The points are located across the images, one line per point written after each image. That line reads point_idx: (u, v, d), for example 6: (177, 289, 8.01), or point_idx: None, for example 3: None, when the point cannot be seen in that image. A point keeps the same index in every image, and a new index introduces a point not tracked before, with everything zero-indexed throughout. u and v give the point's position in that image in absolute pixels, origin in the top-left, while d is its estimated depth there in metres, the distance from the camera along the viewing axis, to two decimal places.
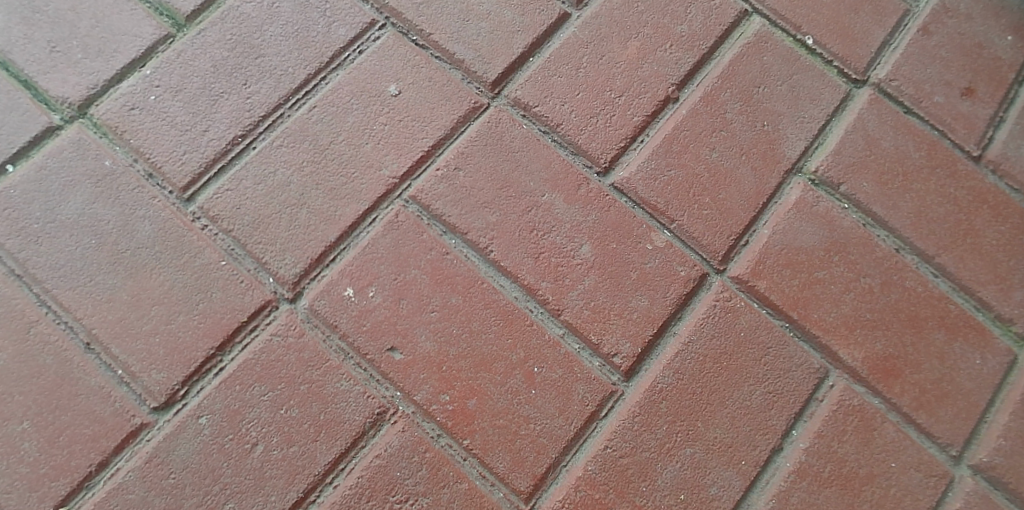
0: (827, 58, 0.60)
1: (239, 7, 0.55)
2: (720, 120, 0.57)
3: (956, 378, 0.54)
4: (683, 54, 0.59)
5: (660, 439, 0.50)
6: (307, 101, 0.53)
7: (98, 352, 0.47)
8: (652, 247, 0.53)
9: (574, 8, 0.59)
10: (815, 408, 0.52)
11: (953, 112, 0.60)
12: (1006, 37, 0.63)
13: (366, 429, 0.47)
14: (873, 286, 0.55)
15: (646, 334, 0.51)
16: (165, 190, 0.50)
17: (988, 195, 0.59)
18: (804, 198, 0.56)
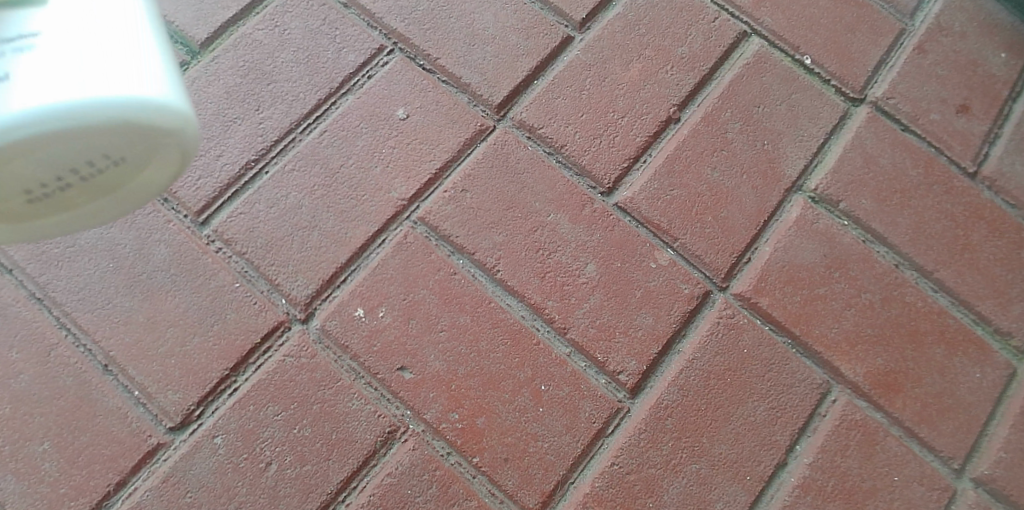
0: (826, 78, 0.62)
1: (251, 34, 0.56)
2: (721, 140, 0.58)
3: (956, 392, 0.55)
4: (684, 75, 0.60)
5: (666, 456, 0.50)
6: (318, 126, 0.54)
7: (115, 373, 0.48)
8: (655, 265, 0.54)
9: (577, 31, 0.60)
10: (817, 422, 0.53)
11: (949, 129, 0.61)
12: (1000, 54, 0.64)
13: (378, 448, 0.48)
14: (873, 301, 0.56)
15: (651, 351, 0.52)
16: (180, 214, 0.51)
17: (985, 210, 0.60)
18: (804, 216, 0.57)
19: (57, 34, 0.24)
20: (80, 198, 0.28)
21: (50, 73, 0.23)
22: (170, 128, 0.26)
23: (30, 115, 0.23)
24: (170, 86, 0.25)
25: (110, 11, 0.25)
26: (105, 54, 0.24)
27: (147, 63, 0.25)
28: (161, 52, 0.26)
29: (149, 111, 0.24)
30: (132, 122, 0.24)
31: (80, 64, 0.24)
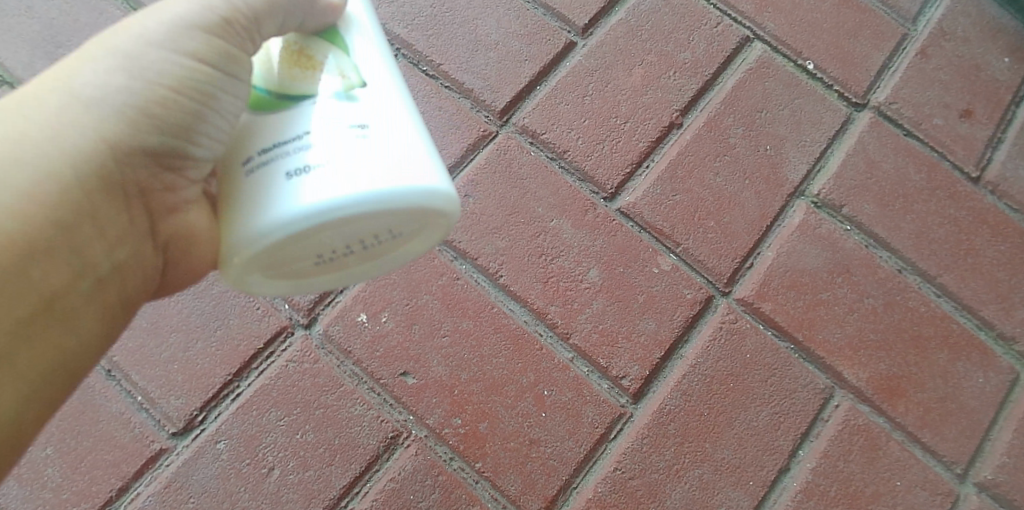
0: (828, 83, 0.62)
1: None
2: (724, 145, 0.58)
3: (959, 397, 0.55)
4: (686, 81, 0.60)
5: (669, 461, 0.50)
6: None
7: (119, 378, 0.48)
8: (658, 270, 0.54)
9: (580, 37, 0.60)
10: (820, 428, 0.53)
11: (952, 133, 0.61)
12: (1003, 59, 0.64)
13: (380, 453, 0.48)
14: (876, 306, 0.56)
15: (654, 357, 0.52)
16: None
17: (988, 214, 0.60)
18: (807, 221, 0.57)
19: (350, 129, 0.29)
20: (351, 264, 0.34)
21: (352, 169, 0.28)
22: (424, 206, 0.29)
23: (329, 195, 0.28)
24: (440, 177, 0.30)
25: (389, 111, 0.31)
26: (379, 146, 0.29)
27: (410, 152, 0.30)
28: (424, 143, 0.31)
29: (408, 191, 0.29)
30: (392, 202, 0.28)
31: (360, 154, 0.29)
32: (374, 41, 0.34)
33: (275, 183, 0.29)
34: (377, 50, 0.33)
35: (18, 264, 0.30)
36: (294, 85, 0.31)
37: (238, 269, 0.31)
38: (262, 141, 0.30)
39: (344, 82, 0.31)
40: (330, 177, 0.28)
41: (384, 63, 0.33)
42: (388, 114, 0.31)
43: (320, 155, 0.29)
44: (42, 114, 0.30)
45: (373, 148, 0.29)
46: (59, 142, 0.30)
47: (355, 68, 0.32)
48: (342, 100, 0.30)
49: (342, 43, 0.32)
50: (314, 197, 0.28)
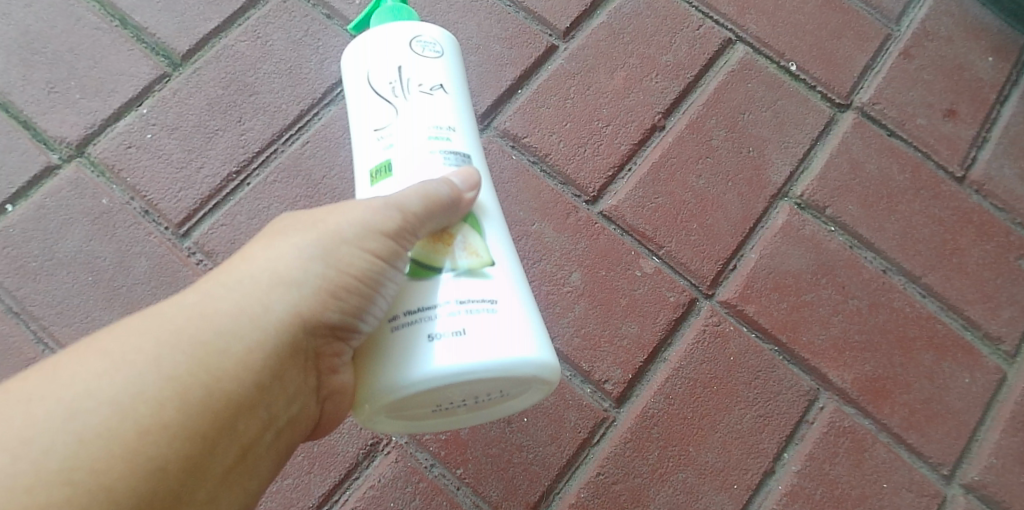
0: (811, 84, 0.62)
1: (233, 45, 0.56)
2: (706, 147, 0.58)
3: (945, 398, 0.55)
4: (669, 83, 0.60)
5: (652, 465, 0.50)
6: (300, 137, 0.54)
7: None
8: (641, 273, 0.54)
9: (561, 40, 0.60)
10: (805, 430, 0.53)
11: (936, 133, 0.61)
12: (987, 58, 0.64)
13: (360, 460, 0.48)
14: (861, 307, 0.56)
15: (637, 360, 0.52)
16: (161, 227, 0.51)
17: (973, 214, 0.60)
18: (790, 222, 0.57)
19: (483, 304, 0.33)
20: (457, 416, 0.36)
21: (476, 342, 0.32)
22: (539, 379, 0.34)
23: (469, 364, 0.32)
24: (546, 353, 0.34)
25: (512, 291, 0.35)
26: (508, 323, 0.33)
27: (530, 330, 0.34)
28: (538, 321, 0.35)
29: (532, 367, 0.33)
30: (517, 373, 0.32)
31: (493, 329, 0.33)
32: (495, 218, 0.38)
33: (418, 345, 0.32)
34: (498, 227, 0.37)
35: (226, 421, 0.31)
36: (435, 254, 0.34)
37: (371, 411, 0.34)
38: (405, 304, 0.33)
39: (478, 259, 0.35)
40: (469, 346, 0.32)
41: (503, 241, 0.37)
42: (511, 295, 0.35)
43: (461, 325, 0.32)
44: (244, 295, 0.31)
45: (503, 325, 0.33)
46: (263, 314, 0.31)
47: (485, 244, 0.36)
48: (478, 277, 0.34)
49: (473, 220, 0.36)
50: (455, 364, 0.32)
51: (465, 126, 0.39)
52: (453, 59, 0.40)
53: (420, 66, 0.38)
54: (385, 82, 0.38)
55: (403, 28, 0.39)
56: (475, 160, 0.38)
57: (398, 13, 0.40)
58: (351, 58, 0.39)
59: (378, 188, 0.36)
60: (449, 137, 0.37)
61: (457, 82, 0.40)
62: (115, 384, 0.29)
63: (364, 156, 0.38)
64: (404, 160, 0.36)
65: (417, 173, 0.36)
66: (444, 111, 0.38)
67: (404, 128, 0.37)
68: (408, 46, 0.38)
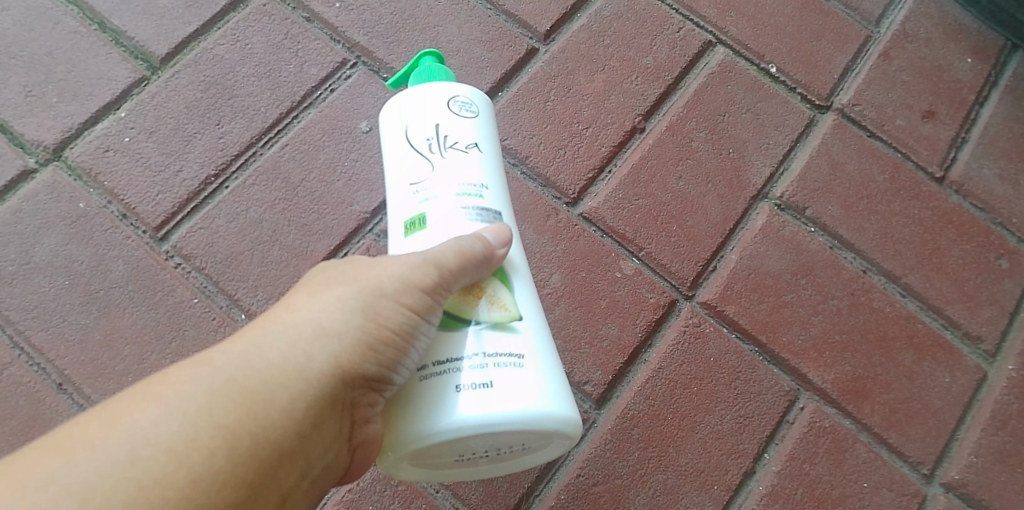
0: (791, 86, 0.62)
1: (212, 48, 0.56)
2: (687, 149, 0.58)
3: (925, 397, 0.55)
4: (649, 85, 0.60)
5: (632, 466, 0.50)
6: (279, 140, 0.54)
7: (69, 392, 0.47)
8: (621, 275, 0.54)
9: (542, 43, 0.60)
10: (785, 430, 0.53)
11: (915, 134, 0.62)
12: (966, 59, 0.65)
13: None
14: (841, 307, 0.56)
15: (617, 362, 0.52)
16: (139, 230, 0.51)
17: (952, 214, 0.60)
18: (770, 223, 0.57)
19: (510, 359, 0.34)
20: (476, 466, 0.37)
21: (502, 396, 0.33)
22: (560, 435, 0.34)
23: (496, 417, 0.32)
24: (569, 410, 0.34)
25: (538, 347, 0.36)
26: (533, 379, 0.34)
27: (554, 386, 0.34)
28: (561, 377, 0.36)
29: (556, 422, 0.33)
30: (540, 426, 0.33)
31: (520, 384, 0.33)
32: (523, 273, 0.39)
33: (446, 396, 0.33)
34: (526, 282, 0.38)
35: (270, 469, 0.31)
36: (465, 306, 0.35)
37: (394, 458, 0.34)
38: (434, 355, 0.34)
39: (507, 314, 0.36)
40: (495, 400, 0.33)
41: (530, 295, 0.38)
42: (537, 351, 0.35)
43: (489, 379, 0.33)
44: (288, 345, 0.32)
45: (528, 381, 0.34)
46: (306, 365, 0.31)
47: (514, 299, 0.36)
48: (507, 332, 0.35)
49: (504, 275, 0.37)
50: (481, 417, 0.32)
51: (496, 185, 0.40)
52: (488, 119, 0.42)
53: (456, 125, 0.40)
54: (422, 138, 0.39)
55: (441, 87, 0.40)
56: (506, 218, 0.39)
57: (434, 74, 0.41)
58: (389, 115, 0.41)
59: (411, 239, 0.37)
60: (482, 195, 0.38)
61: (491, 143, 0.41)
62: (166, 431, 0.29)
63: (398, 208, 0.39)
64: (437, 213, 0.37)
65: (451, 227, 0.37)
66: (478, 171, 0.39)
67: (440, 183, 0.38)
68: (445, 105, 0.40)
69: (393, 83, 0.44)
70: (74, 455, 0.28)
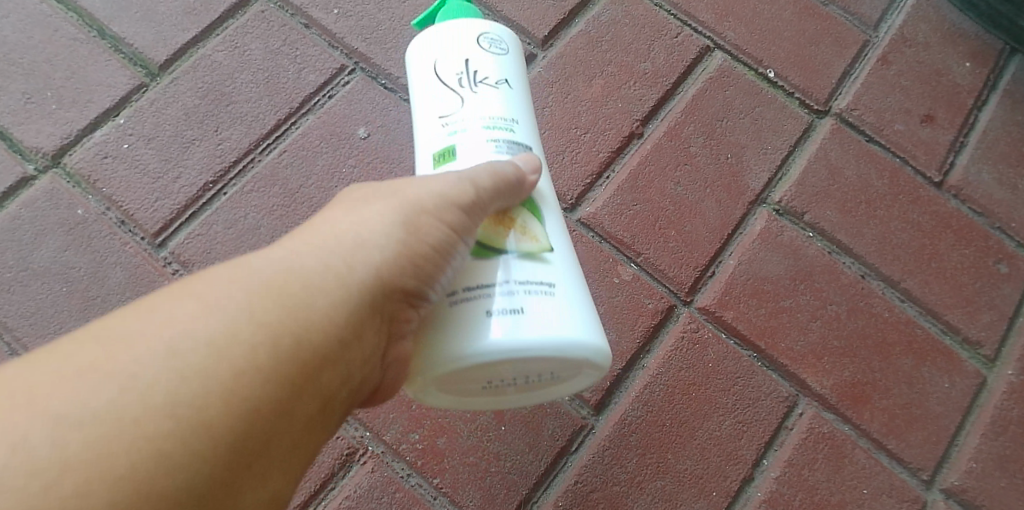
0: (789, 91, 0.62)
1: (211, 55, 0.56)
2: (684, 154, 0.58)
3: (924, 402, 0.55)
4: (647, 91, 0.60)
5: (630, 473, 0.50)
6: (277, 146, 0.54)
7: None
8: (619, 280, 0.54)
9: (539, 49, 0.60)
10: (784, 436, 0.53)
11: (914, 139, 0.62)
12: (964, 64, 0.65)
13: (336, 470, 0.48)
14: (840, 313, 0.56)
15: (614, 367, 0.52)
16: (138, 237, 0.51)
17: (951, 219, 0.60)
18: (769, 228, 0.57)
19: (543, 287, 0.34)
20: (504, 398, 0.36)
21: (538, 316, 0.33)
22: (589, 364, 0.34)
23: (536, 340, 0.32)
24: (599, 339, 0.35)
25: (568, 277, 0.36)
26: (568, 310, 0.34)
27: (583, 315, 0.35)
28: (590, 310, 0.36)
29: (587, 349, 0.33)
30: (572, 353, 0.33)
31: (553, 310, 0.34)
32: (551, 200, 0.38)
33: (482, 320, 0.33)
34: (555, 212, 0.38)
35: (315, 370, 0.29)
36: (497, 233, 0.35)
37: (425, 379, 0.33)
38: (468, 277, 0.34)
39: (538, 244, 0.36)
40: (534, 325, 0.33)
41: (559, 226, 0.38)
42: (568, 281, 0.36)
43: (525, 304, 0.33)
44: (328, 251, 0.30)
45: (561, 308, 0.34)
46: (348, 274, 0.30)
47: (546, 231, 0.37)
48: (539, 262, 0.35)
49: (534, 204, 0.37)
50: (519, 341, 0.32)
51: (526, 120, 0.40)
52: (517, 56, 0.42)
53: (487, 58, 0.40)
54: (452, 72, 0.39)
55: (472, 21, 0.40)
56: (536, 152, 0.39)
57: (464, 9, 0.41)
58: (416, 45, 0.41)
59: (440, 168, 0.37)
60: (513, 128, 0.39)
61: (520, 79, 0.41)
62: (186, 346, 0.27)
63: (425, 140, 0.39)
64: (468, 142, 0.37)
65: (483, 156, 0.37)
66: (508, 103, 0.39)
67: (472, 114, 0.38)
68: (476, 40, 0.40)
69: (419, 24, 0.42)
70: (109, 360, 0.26)
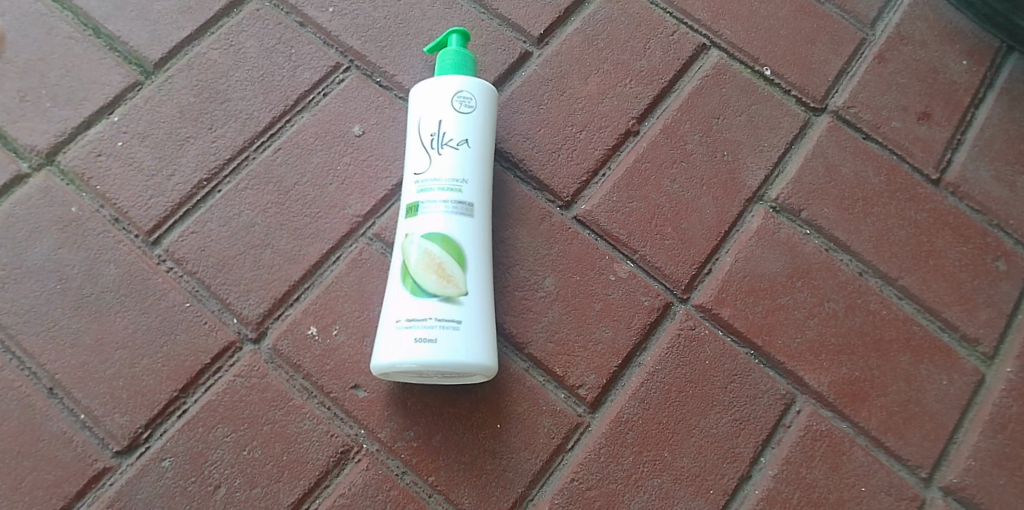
0: (785, 88, 0.62)
1: (205, 53, 0.56)
2: (680, 151, 0.58)
3: (923, 400, 0.55)
4: (643, 88, 0.60)
5: (627, 470, 0.50)
6: (271, 144, 0.54)
7: (60, 396, 0.47)
8: (615, 277, 0.54)
9: (535, 47, 0.60)
10: (782, 433, 0.52)
11: (911, 136, 0.61)
12: (961, 61, 0.64)
13: (330, 468, 0.47)
14: (837, 310, 0.56)
15: (611, 365, 0.52)
16: (131, 234, 0.51)
17: (949, 216, 0.60)
18: (765, 225, 0.57)
19: (451, 321, 0.45)
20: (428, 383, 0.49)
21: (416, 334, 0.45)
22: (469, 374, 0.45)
23: (427, 360, 0.44)
24: (475, 357, 0.45)
25: (477, 316, 0.46)
26: (465, 340, 0.45)
27: (467, 340, 0.45)
28: (484, 334, 0.46)
29: (460, 366, 0.45)
30: (448, 368, 0.45)
31: (445, 336, 0.45)
32: (481, 252, 0.48)
33: (405, 340, 0.45)
34: (480, 264, 0.48)
35: None
36: (427, 279, 0.46)
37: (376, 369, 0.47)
38: (402, 308, 0.46)
39: (456, 289, 0.46)
40: (428, 349, 0.44)
41: (481, 273, 0.48)
42: (477, 319, 0.46)
43: (432, 334, 0.45)
44: None
45: (459, 340, 0.45)
46: None
47: (464, 279, 0.47)
48: (452, 304, 0.46)
49: (458, 253, 0.47)
50: (419, 358, 0.44)
51: (482, 177, 0.49)
52: (484, 114, 0.51)
53: (456, 121, 0.50)
54: (426, 132, 0.50)
55: (453, 82, 0.50)
56: (480, 208, 0.48)
57: (460, 65, 0.51)
58: (412, 104, 0.51)
59: (406, 222, 0.48)
60: (461, 188, 0.48)
61: (486, 135, 0.50)
62: None
63: (404, 193, 0.49)
64: (429, 204, 0.48)
65: (434, 216, 0.47)
66: (466, 162, 0.49)
67: (434, 174, 0.48)
68: (451, 101, 0.50)
69: (429, 49, 0.53)
70: None
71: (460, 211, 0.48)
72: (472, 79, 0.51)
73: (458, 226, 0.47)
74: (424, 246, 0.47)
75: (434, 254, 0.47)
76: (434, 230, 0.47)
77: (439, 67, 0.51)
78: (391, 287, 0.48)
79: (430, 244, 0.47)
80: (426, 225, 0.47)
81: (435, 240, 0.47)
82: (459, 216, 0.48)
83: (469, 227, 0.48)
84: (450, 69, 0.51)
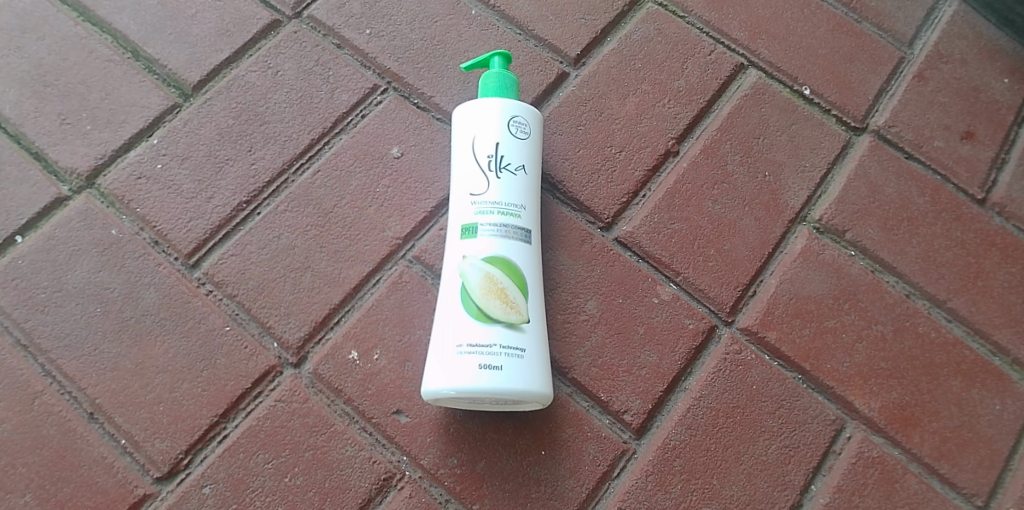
0: (826, 108, 0.61)
1: (244, 76, 0.56)
2: (721, 172, 0.57)
3: (976, 425, 0.53)
4: (681, 109, 0.59)
5: (675, 499, 0.48)
6: (310, 165, 0.54)
7: (101, 421, 0.47)
8: (658, 300, 0.53)
9: (572, 67, 0.60)
10: (833, 460, 0.51)
11: (954, 156, 0.60)
12: (1002, 80, 0.63)
13: (372, 496, 0.46)
14: (885, 332, 0.54)
15: (656, 390, 0.50)
16: (171, 257, 0.51)
17: (996, 236, 0.58)
18: (810, 247, 0.56)
19: (514, 350, 0.45)
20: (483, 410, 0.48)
21: (483, 362, 0.44)
22: (535, 401, 0.45)
23: (496, 388, 0.44)
24: (536, 384, 0.45)
25: (536, 344, 0.46)
26: (526, 367, 0.45)
27: (529, 368, 0.45)
28: (543, 361, 0.46)
29: (528, 393, 0.44)
30: (521, 395, 0.44)
31: (511, 364, 0.44)
32: (536, 277, 0.48)
33: (469, 366, 0.44)
34: (537, 290, 0.48)
35: None
36: (491, 304, 0.46)
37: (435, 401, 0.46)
38: (463, 332, 0.45)
39: (518, 316, 0.46)
40: (494, 376, 0.44)
41: (537, 300, 0.47)
42: (535, 347, 0.46)
43: (496, 361, 0.44)
44: None
45: (526, 369, 0.45)
46: None
47: (527, 306, 0.46)
48: (517, 331, 0.45)
49: (519, 280, 0.46)
50: (480, 386, 0.44)
51: (533, 203, 0.49)
52: (535, 141, 0.51)
53: (511, 145, 0.49)
54: (483, 155, 0.49)
55: (503, 107, 0.50)
56: (534, 234, 0.49)
57: (504, 88, 0.50)
58: (459, 123, 0.50)
59: (464, 243, 0.47)
60: (521, 214, 0.48)
61: (536, 162, 0.51)
62: None
63: (457, 213, 0.48)
64: (484, 228, 0.47)
65: (488, 240, 0.47)
66: (518, 190, 0.49)
67: (490, 197, 0.48)
68: (506, 126, 0.50)
69: (467, 68, 0.51)
70: None
71: (517, 237, 0.47)
72: (519, 104, 0.50)
73: (509, 249, 0.47)
74: (483, 270, 0.46)
75: (498, 280, 0.46)
76: (491, 256, 0.47)
77: (483, 88, 0.50)
78: (448, 311, 0.47)
79: (490, 268, 0.46)
80: (487, 248, 0.47)
81: (495, 264, 0.46)
82: (510, 241, 0.47)
83: (520, 251, 0.47)
84: (494, 92, 0.50)
